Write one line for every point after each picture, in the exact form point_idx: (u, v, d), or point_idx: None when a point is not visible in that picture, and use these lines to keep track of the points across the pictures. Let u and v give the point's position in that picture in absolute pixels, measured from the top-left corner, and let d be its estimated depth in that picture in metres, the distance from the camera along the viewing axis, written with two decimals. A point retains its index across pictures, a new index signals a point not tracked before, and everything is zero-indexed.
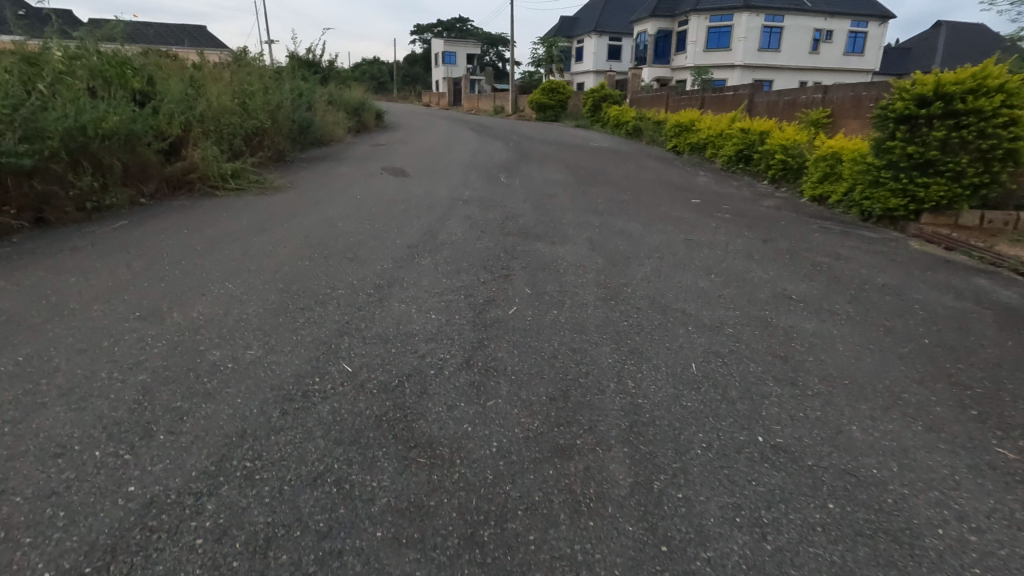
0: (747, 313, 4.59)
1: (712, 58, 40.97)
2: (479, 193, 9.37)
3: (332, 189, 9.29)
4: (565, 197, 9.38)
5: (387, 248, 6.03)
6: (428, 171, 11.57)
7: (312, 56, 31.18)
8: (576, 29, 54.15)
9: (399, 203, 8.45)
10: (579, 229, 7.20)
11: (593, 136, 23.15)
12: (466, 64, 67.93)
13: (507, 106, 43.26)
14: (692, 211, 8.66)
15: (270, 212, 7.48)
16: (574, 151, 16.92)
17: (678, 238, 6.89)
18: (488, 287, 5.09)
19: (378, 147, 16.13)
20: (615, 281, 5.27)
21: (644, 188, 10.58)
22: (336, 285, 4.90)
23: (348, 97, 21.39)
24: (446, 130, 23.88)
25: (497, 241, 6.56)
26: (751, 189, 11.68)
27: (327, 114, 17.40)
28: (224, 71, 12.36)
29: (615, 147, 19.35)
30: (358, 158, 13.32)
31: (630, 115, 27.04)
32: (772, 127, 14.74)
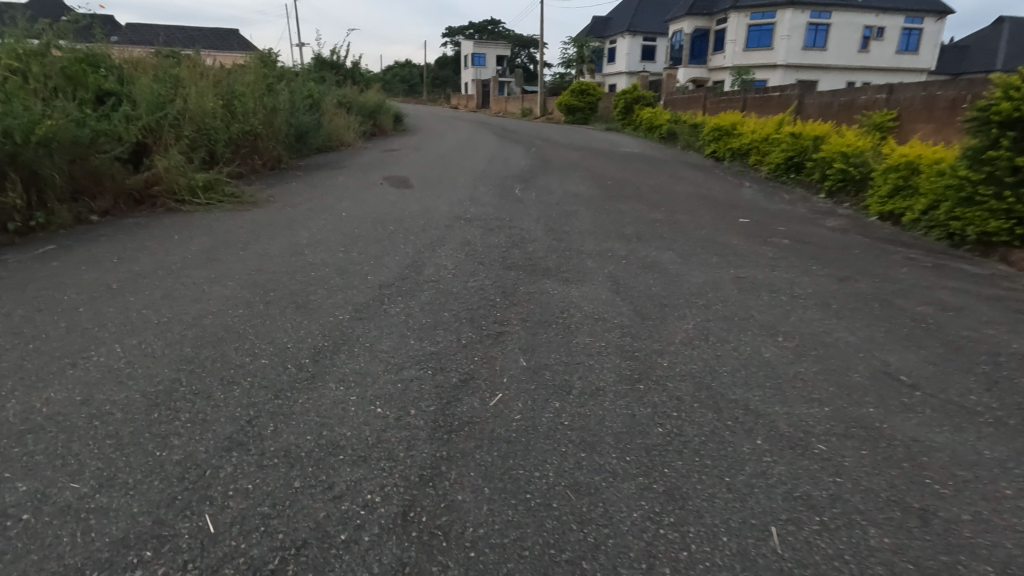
0: (839, 412, 3.13)
1: (753, 57, 38.81)
2: (485, 209, 8.07)
3: (316, 204, 8.11)
4: (585, 215, 7.98)
5: (350, 288, 4.76)
6: (434, 182, 10.31)
7: (334, 58, 30.38)
8: (608, 29, 52.49)
9: (387, 221, 7.20)
10: (600, 261, 5.79)
11: (623, 141, 21.58)
12: (496, 66, 66.91)
13: (536, 109, 41.89)
14: (741, 235, 7.14)
15: (231, 234, 6.29)
16: (601, 157, 15.42)
17: (724, 275, 5.44)
18: (470, 354, 3.74)
19: (388, 153, 14.96)
20: (642, 344, 3.90)
21: (680, 204, 9.07)
22: (262, 348, 3.64)
23: (364, 99, 20.37)
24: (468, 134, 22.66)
25: (494, 277, 5.24)
26: (807, 204, 10.04)
27: (337, 118, 16.34)
28: (218, 70, 11.33)
29: (647, 153, 17.76)
30: (361, 166, 12.15)
31: (664, 118, 25.35)
32: (828, 131, 12.99)
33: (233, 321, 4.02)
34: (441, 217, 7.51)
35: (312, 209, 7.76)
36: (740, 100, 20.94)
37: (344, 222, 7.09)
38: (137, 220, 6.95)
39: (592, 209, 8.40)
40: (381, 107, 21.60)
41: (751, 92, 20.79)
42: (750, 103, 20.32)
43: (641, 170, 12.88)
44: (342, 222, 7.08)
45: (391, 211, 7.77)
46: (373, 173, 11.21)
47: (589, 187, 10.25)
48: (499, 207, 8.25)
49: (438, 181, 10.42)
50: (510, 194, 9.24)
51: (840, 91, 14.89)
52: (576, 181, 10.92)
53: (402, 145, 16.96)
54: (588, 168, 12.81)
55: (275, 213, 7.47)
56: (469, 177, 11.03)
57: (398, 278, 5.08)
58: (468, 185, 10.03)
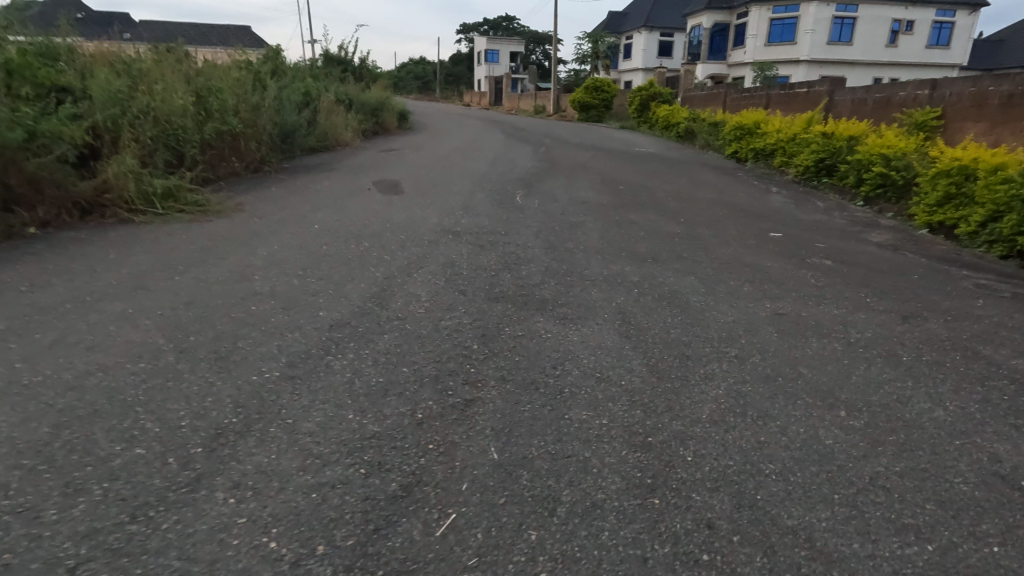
0: (948, 556, 2.12)
1: (775, 53, 37.32)
2: (478, 220, 7.12)
3: (289, 213, 7.22)
4: (592, 228, 7.00)
5: (292, 329, 3.84)
6: (427, 187, 9.38)
7: (342, 54, 29.65)
8: (624, 24, 51.20)
9: (362, 235, 6.29)
10: (607, 290, 4.81)
11: (639, 140, 20.48)
12: (509, 63, 65.91)
13: (549, 106, 40.82)
14: (775, 254, 6.09)
15: (177, 253, 5.41)
16: (613, 158, 14.37)
17: (757, 310, 4.44)
18: (423, 435, 2.79)
19: (387, 154, 14.07)
20: (654, 419, 2.94)
21: (701, 214, 8.03)
22: (147, 426, 2.74)
23: (367, 97, 19.54)
24: (476, 133, 21.72)
25: (474, 311, 4.30)
26: (844, 213, 8.93)
27: (334, 117, 15.49)
28: (198, 65, 10.50)
29: (664, 153, 16.66)
30: (353, 168, 11.26)
31: (682, 115, 24.19)
32: (863, 131, 11.81)
33: (126, 380, 3.12)
34: (426, 230, 6.57)
35: (282, 220, 6.87)
36: (764, 97, 19.71)
37: (312, 236, 6.19)
38: (80, 233, 6.12)
39: (599, 220, 7.41)
40: (385, 105, 20.75)
41: (775, 88, 19.55)
42: (774, 100, 19.08)
43: (657, 173, 11.83)
44: (311, 236, 6.18)
45: (371, 222, 6.86)
46: (363, 176, 10.32)
47: (599, 193, 9.23)
48: (495, 218, 7.30)
49: (432, 186, 9.49)
50: (509, 202, 8.27)
51: (875, 87, 13.66)
52: (586, 186, 9.91)
53: (404, 145, 16.08)
54: (599, 171, 11.78)
55: (239, 224, 6.60)
56: (467, 181, 10.08)
57: (355, 313, 4.16)
58: (464, 191, 9.08)
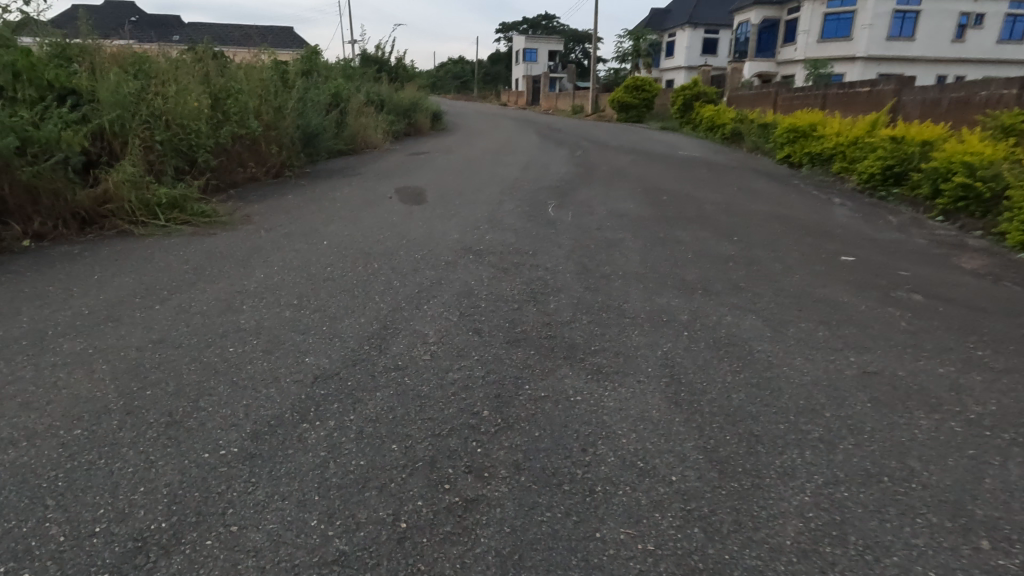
0: None
1: (829, 49, 35.32)
2: (503, 237, 6.41)
3: (300, 225, 6.68)
4: (632, 246, 6.21)
5: (268, 382, 3.21)
6: (453, 195, 8.74)
7: (379, 54, 29.44)
8: (667, 22, 49.65)
9: (374, 252, 5.68)
10: (649, 332, 4.02)
11: (682, 142, 19.40)
12: (548, 61, 65.05)
13: (587, 106, 39.81)
14: (850, 285, 5.17)
15: (167, 274, 4.88)
16: (655, 163, 13.42)
17: (838, 367, 3.59)
18: (405, 558, 2.09)
19: (416, 157, 13.53)
20: (717, 546, 2.16)
21: (756, 230, 7.11)
22: (54, 532, 2.13)
23: (399, 98, 19.09)
24: (511, 134, 21.01)
25: (489, 359, 3.59)
26: (922, 231, 7.84)
27: (364, 118, 15.04)
28: (221, 64, 10.09)
29: (710, 157, 15.60)
30: (378, 173, 10.73)
31: (729, 116, 22.92)
32: (939, 135, 10.57)
33: (47, 456, 2.52)
34: (445, 248, 5.90)
35: (292, 233, 6.33)
36: (820, 97, 18.35)
37: (318, 254, 5.60)
38: (75, 247, 5.68)
39: (640, 237, 6.60)
40: (418, 105, 20.28)
41: (833, 87, 18.17)
42: (832, 99, 17.72)
43: (703, 180, 10.89)
44: (316, 254, 5.59)
45: (385, 237, 6.24)
46: (387, 182, 9.76)
47: (639, 204, 8.41)
48: (523, 234, 6.59)
49: (458, 194, 8.85)
50: (539, 215, 7.54)
51: (951, 86, 12.32)
52: (626, 195, 9.09)
53: (434, 147, 15.53)
54: (639, 178, 10.92)
55: (244, 238, 6.07)
56: (496, 188, 9.41)
57: (346, 360, 3.51)
58: (491, 200, 8.40)
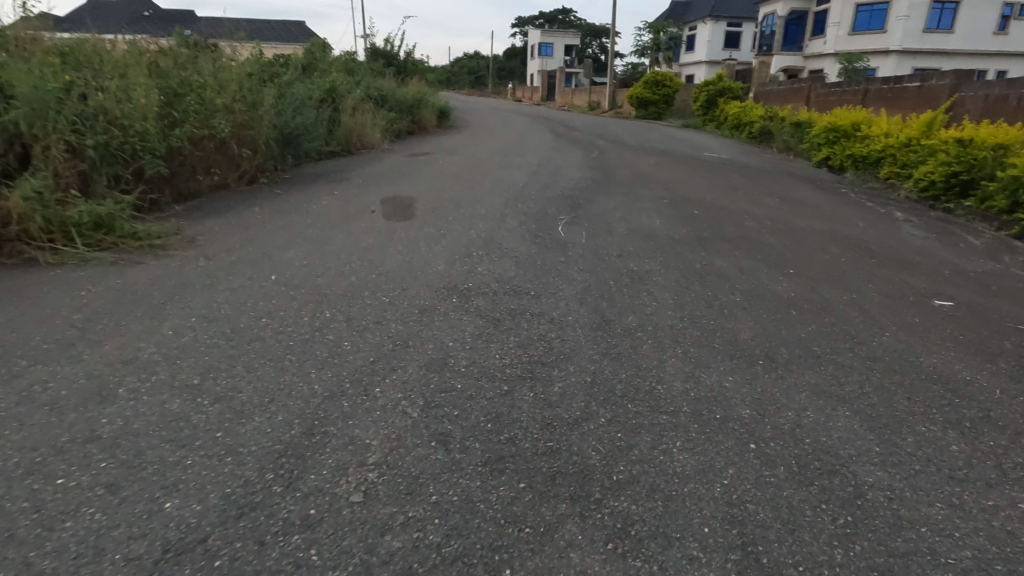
0: None
1: (860, 42, 33.41)
2: (500, 268, 5.13)
3: (253, 249, 5.46)
4: (661, 283, 4.89)
5: (80, 566, 1.96)
6: (447, 208, 7.47)
7: (388, 48, 28.23)
8: (689, 14, 47.83)
9: (331, 292, 4.43)
10: (699, 444, 2.72)
11: (708, 141, 17.92)
12: (563, 56, 63.45)
13: (604, 102, 38.27)
14: (961, 349, 3.82)
15: (45, 329, 3.67)
16: (681, 167, 12.01)
17: (1006, 526, 2.25)
18: None
19: (415, 158, 12.27)
20: None
21: (814, 259, 5.73)
22: None
23: (403, 93, 17.83)
24: (523, 132, 19.69)
25: (453, 502, 2.33)
26: (1016, 258, 6.40)
27: (361, 116, 13.81)
28: (190, 55, 8.87)
29: (741, 159, 14.10)
30: (367, 179, 9.49)
31: (758, 113, 21.37)
32: (1018, 138, 9.05)
33: None
34: (423, 286, 4.63)
35: (238, 261, 5.11)
36: (862, 92, 16.70)
37: (259, 294, 4.37)
38: None
39: (671, 268, 5.27)
40: (424, 101, 19.01)
41: (876, 82, 16.52)
42: (877, 95, 16.06)
43: (738, 189, 9.47)
44: (256, 294, 4.36)
45: (351, 269, 4.99)
46: (374, 190, 8.51)
47: (667, 221, 7.05)
48: (524, 264, 5.29)
49: (453, 206, 7.57)
50: (547, 236, 6.24)
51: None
52: (651, 209, 7.72)
53: (437, 146, 14.25)
54: (664, 185, 9.53)
55: (175, 271, 4.86)
56: (498, 198, 8.11)
57: (230, 504, 2.26)
58: (491, 215, 7.11)
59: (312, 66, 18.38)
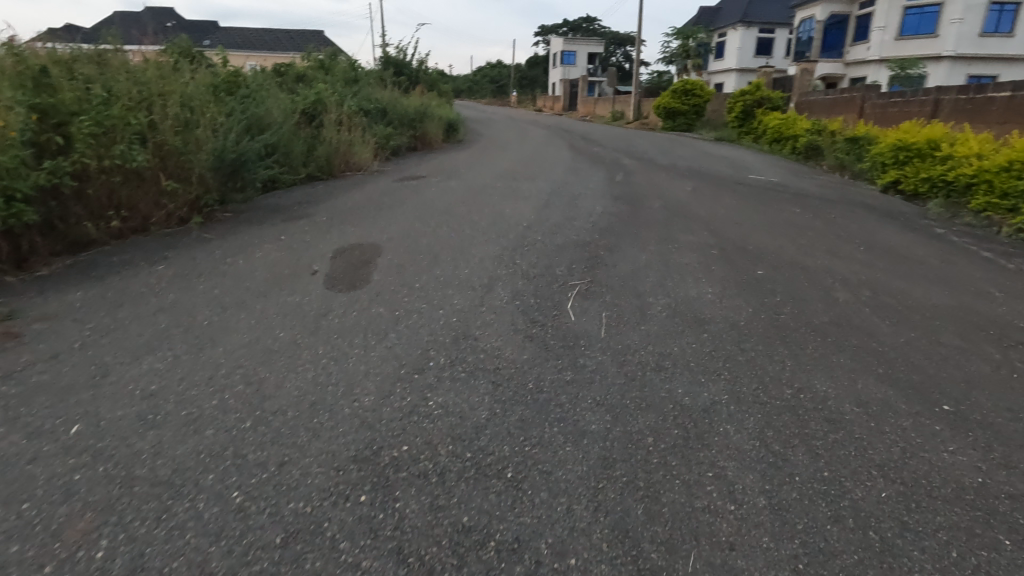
0: None
1: (908, 48, 30.57)
2: (464, 401, 3.16)
3: (95, 351, 3.61)
4: (730, 444, 2.86)
5: None
6: (416, 266, 5.52)
7: (399, 56, 26.74)
8: (719, 20, 45.55)
9: (147, 473, 2.51)
10: None
11: (749, 160, 15.77)
12: (586, 64, 61.53)
13: (629, 112, 36.15)
14: None
15: None
16: (724, 195, 9.92)
17: None
18: None
19: (404, 183, 10.37)
20: None
21: (970, 378, 3.61)
22: None
23: (405, 105, 16.03)
24: (539, 147, 17.76)
25: None
26: None
27: (348, 132, 11.99)
28: (115, 62, 7.12)
29: (794, 182, 11.89)
30: (333, 215, 7.62)
31: (804, 127, 19.14)
32: None
33: None
34: (319, 454, 2.67)
35: (51, 381, 3.25)
36: (934, 104, 14.30)
37: (16, 476, 2.48)
38: None
39: (745, 403, 3.23)
40: (429, 114, 17.21)
41: (952, 92, 14.11)
42: (955, 107, 13.65)
43: (805, 231, 7.32)
44: (12, 476, 2.47)
45: (218, 404, 3.06)
46: (333, 235, 6.62)
47: (720, 293, 4.99)
48: (502, 390, 3.31)
49: (425, 263, 5.62)
50: (546, 324, 4.24)
51: None
52: (696, 268, 5.66)
53: (434, 168, 12.36)
54: (708, 226, 7.46)
55: None
56: (489, 249, 6.14)
57: None
58: (473, 279, 5.13)
59: (307, 77, 16.76)
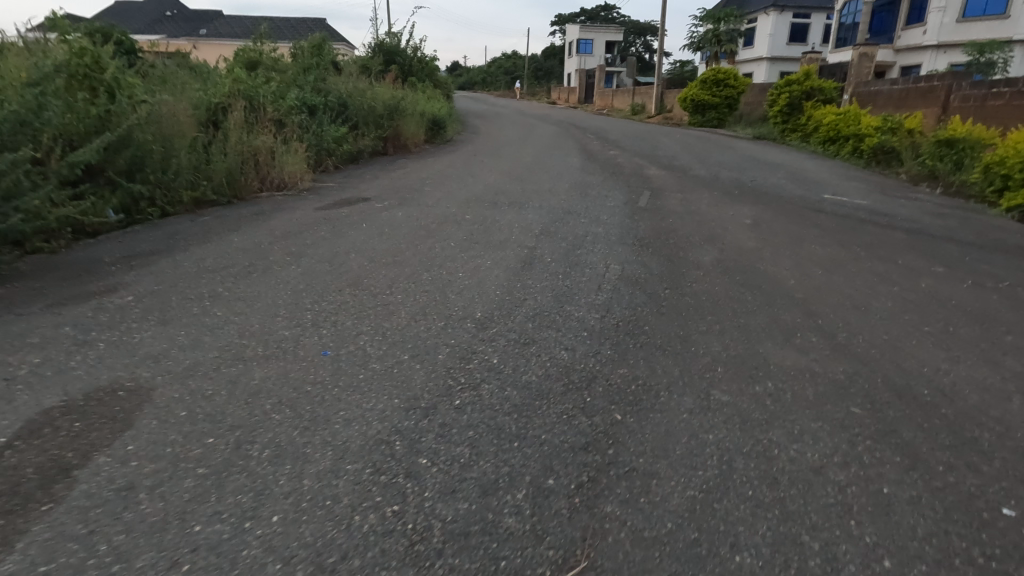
0: None
1: (972, 31, 26.38)
2: None
3: None
4: None
5: None
6: (171, 485, 2.32)
7: (390, 41, 23.64)
8: (750, 3, 41.43)
9: None
10: None
11: (811, 169, 12.29)
12: (604, 53, 57.71)
13: (650, 105, 32.54)
14: None
15: None
16: (806, 235, 6.55)
17: None
18: None
19: (332, 212, 7.19)
20: None
21: None
22: None
23: (373, 98, 12.80)
24: (542, 150, 14.48)
25: None
26: None
27: (269, 136, 8.78)
28: None
29: (890, 207, 8.44)
30: (156, 287, 4.47)
31: (871, 124, 15.49)
32: None
33: None
34: None
35: None
36: None
37: None
38: None
39: None
40: (407, 111, 14.01)
41: None
42: None
43: (996, 335, 3.96)
44: None
45: None
46: (100, 349, 3.47)
47: None
48: None
49: (197, 471, 2.40)
50: None
51: None
52: (839, 492, 2.38)
53: (391, 185, 9.15)
54: (807, 318, 4.16)
55: None
56: (379, 403, 2.93)
57: None
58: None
59: (257, 63, 13.61)
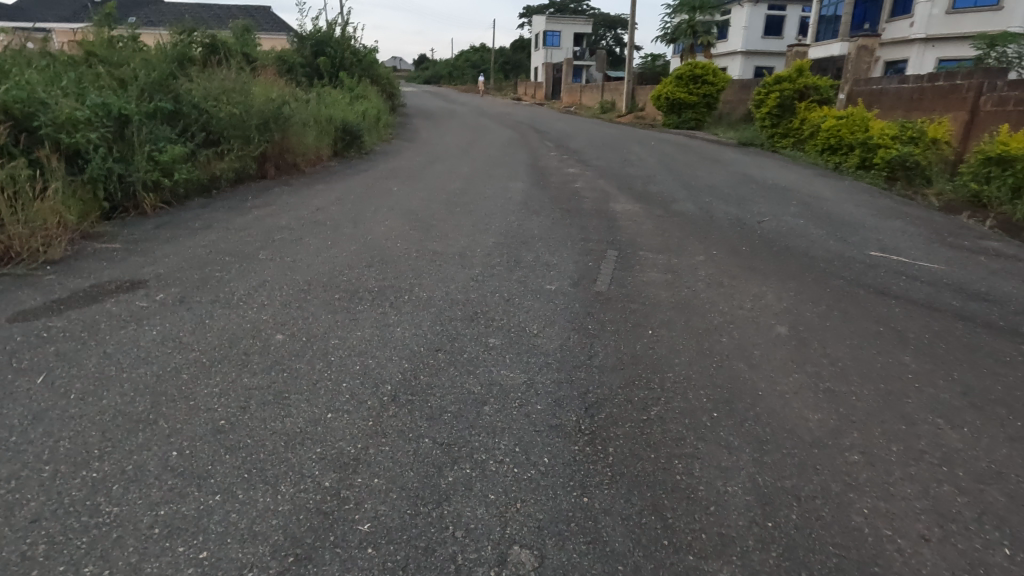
0: None
1: (963, 23, 23.56)
2: None
3: None
4: None
5: None
6: None
7: (319, 28, 20.04)
8: None
9: None
10: None
11: (826, 195, 9.43)
12: (572, 47, 54.59)
13: (620, 103, 29.58)
14: None
15: None
16: (900, 374, 3.54)
17: None
18: None
19: (42, 325, 3.92)
20: None
21: None
22: None
23: (246, 102, 9.38)
24: (481, 166, 11.29)
25: None
26: None
27: (9, 173, 5.38)
28: None
29: (977, 277, 5.52)
30: None
31: (889, 131, 12.70)
32: None
33: None
34: None
35: None
36: None
37: None
38: None
39: None
40: (301, 119, 10.65)
41: None
42: None
43: None
44: None
45: None
46: None
47: None
48: None
49: None
50: None
51: None
52: None
53: (216, 243, 5.91)
54: None
55: None
56: None
57: None
58: None
59: (90, 51, 9.93)
